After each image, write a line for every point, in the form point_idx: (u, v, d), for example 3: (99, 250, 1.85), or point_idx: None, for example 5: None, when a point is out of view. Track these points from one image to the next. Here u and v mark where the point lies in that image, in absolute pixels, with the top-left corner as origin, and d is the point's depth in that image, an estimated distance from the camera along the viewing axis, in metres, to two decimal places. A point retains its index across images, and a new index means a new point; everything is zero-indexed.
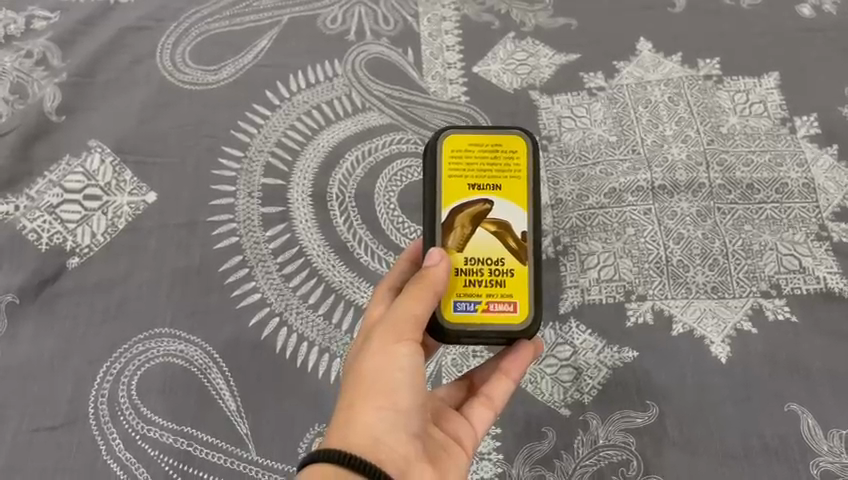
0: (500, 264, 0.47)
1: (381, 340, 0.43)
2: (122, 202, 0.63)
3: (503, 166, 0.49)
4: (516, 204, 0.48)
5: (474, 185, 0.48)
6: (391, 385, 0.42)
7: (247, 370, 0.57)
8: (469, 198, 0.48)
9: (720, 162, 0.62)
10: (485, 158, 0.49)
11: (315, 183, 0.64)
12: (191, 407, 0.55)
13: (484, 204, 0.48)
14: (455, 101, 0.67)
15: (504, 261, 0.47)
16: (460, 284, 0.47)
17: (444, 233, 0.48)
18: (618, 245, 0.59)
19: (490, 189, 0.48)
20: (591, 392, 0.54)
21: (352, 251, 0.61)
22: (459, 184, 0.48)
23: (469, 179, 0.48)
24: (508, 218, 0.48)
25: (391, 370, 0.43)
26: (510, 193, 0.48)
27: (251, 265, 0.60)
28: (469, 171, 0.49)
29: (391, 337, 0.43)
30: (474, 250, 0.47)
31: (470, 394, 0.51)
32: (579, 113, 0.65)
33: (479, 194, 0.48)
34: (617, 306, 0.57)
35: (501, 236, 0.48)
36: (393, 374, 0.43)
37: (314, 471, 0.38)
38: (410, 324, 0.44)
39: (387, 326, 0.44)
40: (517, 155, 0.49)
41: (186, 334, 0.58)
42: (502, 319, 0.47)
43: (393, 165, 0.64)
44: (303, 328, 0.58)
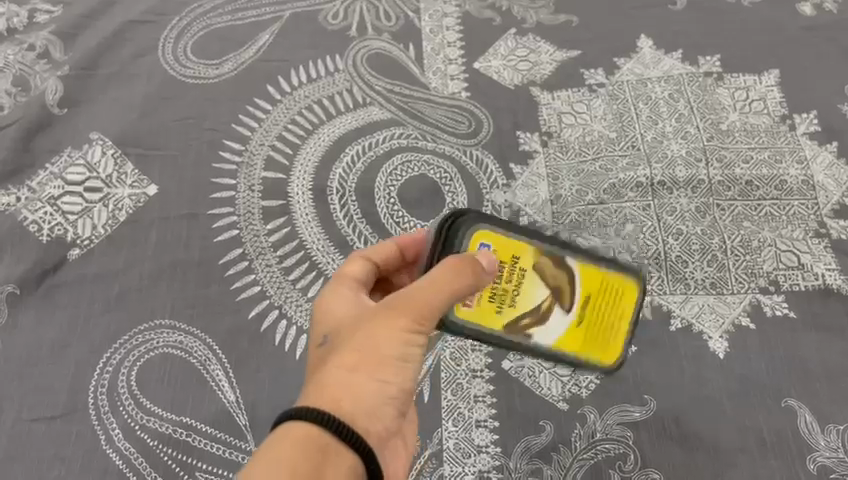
0: (516, 300, 0.46)
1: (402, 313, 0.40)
2: (123, 195, 0.63)
3: (599, 337, 0.49)
4: (561, 334, 0.47)
5: (590, 293, 0.48)
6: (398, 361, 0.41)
7: (246, 362, 0.57)
8: (578, 281, 0.47)
9: (719, 158, 0.62)
10: (610, 297, 0.49)
11: (316, 177, 0.64)
12: (190, 398, 0.56)
13: (568, 303, 0.47)
14: (456, 96, 0.67)
15: (515, 303, 0.46)
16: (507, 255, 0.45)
17: (556, 254, 0.46)
18: (617, 240, 0.60)
19: (584, 304, 0.48)
20: (589, 386, 0.55)
21: (352, 244, 0.61)
22: (585, 284, 0.47)
23: (590, 289, 0.48)
24: (550, 324, 0.47)
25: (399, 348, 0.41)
26: (557, 351, 0.47)
27: (251, 257, 0.60)
28: (602, 312, 0.48)
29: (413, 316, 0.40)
30: (531, 279, 0.46)
31: None
32: (579, 109, 0.66)
33: (575, 303, 0.47)
34: None
35: (541, 305, 0.47)
36: (404, 353, 0.41)
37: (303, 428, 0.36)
38: (439, 308, 0.41)
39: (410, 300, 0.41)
40: (608, 354, 0.50)
41: (186, 326, 0.58)
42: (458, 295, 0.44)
43: (394, 159, 0.65)
44: (302, 320, 0.58)
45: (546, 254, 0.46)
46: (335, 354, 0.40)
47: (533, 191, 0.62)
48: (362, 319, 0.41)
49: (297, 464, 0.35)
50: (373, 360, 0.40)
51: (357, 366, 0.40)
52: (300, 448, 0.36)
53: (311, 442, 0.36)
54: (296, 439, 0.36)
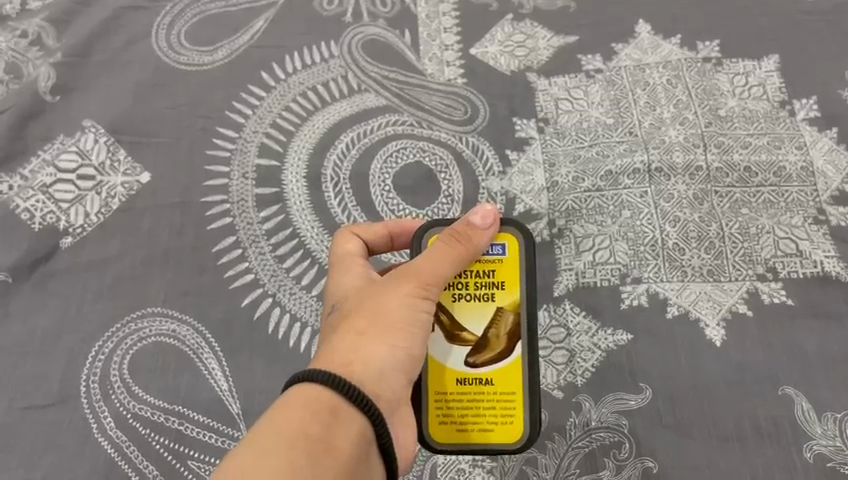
0: (460, 299, 0.48)
1: (404, 280, 0.44)
2: (116, 182, 0.63)
3: (454, 411, 0.47)
4: (447, 366, 0.47)
5: (501, 388, 0.47)
6: (405, 325, 0.43)
7: (240, 350, 0.56)
8: (500, 362, 0.47)
9: (718, 144, 0.62)
10: (485, 419, 0.47)
11: (310, 164, 0.63)
12: (182, 387, 0.55)
13: (482, 363, 0.47)
14: (451, 82, 0.66)
15: (454, 302, 0.48)
16: (500, 273, 0.48)
17: (518, 333, 0.48)
18: (614, 227, 0.59)
19: (485, 380, 0.47)
20: (585, 374, 0.54)
21: None
22: (506, 383, 0.47)
23: (500, 385, 0.47)
24: (453, 348, 0.47)
25: (405, 313, 0.43)
26: (441, 378, 0.47)
27: (245, 245, 0.60)
28: (497, 407, 0.47)
29: (415, 282, 0.44)
30: (485, 309, 0.48)
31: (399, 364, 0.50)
32: (576, 96, 0.65)
33: (484, 369, 0.47)
34: (612, 288, 0.57)
35: (464, 329, 0.47)
36: (410, 317, 0.44)
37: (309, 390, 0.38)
38: (439, 274, 0.45)
39: (410, 269, 0.44)
40: (446, 425, 0.47)
41: (179, 314, 0.58)
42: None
43: (389, 146, 0.64)
44: (296, 308, 0.58)
45: (517, 317, 0.48)
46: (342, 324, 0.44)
47: (529, 178, 0.62)
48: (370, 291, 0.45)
49: (307, 425, 0.37)
50: (379, 322, 0.43)
51: (363, 329, 0.43)
52: (311, 409, 0.38)
53: (320, 403, 0.38)
54: (306, 401, 0.38)
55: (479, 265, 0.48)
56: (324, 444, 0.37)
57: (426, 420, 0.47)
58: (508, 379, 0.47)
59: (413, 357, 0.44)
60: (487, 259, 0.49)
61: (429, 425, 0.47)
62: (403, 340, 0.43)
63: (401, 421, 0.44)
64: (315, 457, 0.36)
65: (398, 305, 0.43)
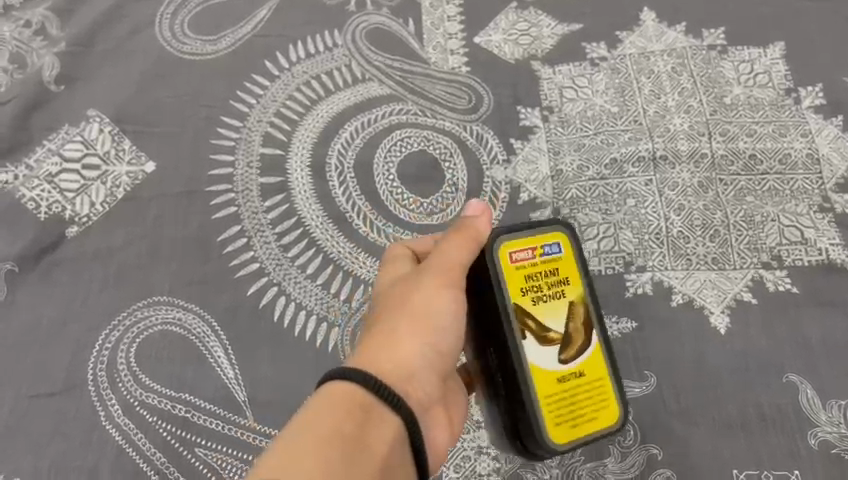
0: (538, 302, 0.47)
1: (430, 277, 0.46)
2: (121, 172, 0.63)
3: (562, 409, 0.46)
4: (544, 369, 0.46)
5: (593, 375, 0.47)
6: (432, 323, 0.45)
7: (245, 338, 0.57)
8: (586, 353, 0.47)
9: (723, 132, 0.62)
10: (590, 410, 0.47)
11: (314, 153, 0.64)
12: (189, 375, 0.56)
13: (572, 357, 0.47)
14: (455, 71, 0.66)
15: (534, 306, 0.46)
16: (564, 270, 0.48)
17: (592, 320, 0.48)
18: (618, 216, 0.59)
19: (579, 372, 0.47)
20: None
21: (351, 221, 0.61)
22: (594, 370, 0.47)
23: (591, 372, 0.47)
24: (545, 351, 0.46)
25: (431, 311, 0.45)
26: (543, 381, 0.46)
27: (250, 234, 0.60)
28: (594, 395, 0.47)
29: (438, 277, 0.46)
30: (561, 307, 0.47)
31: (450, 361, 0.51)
32: (581, 84, 0.65)
33: (576, 362, 0.47)
34: (616, 276, 0.57)
35: (548, 330, 0.46)
36: (436, 315, 0.45)
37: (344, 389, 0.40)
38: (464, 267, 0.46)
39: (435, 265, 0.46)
40: (561, 425, 0.46)
41: (185, 303, 0.58)
42: (508, 258, 0.47)
43: (393, 135, 0.64)
44: (301, 296, 0.58)
45: (587, 306, 0.48)
46: (375, 325, 0.46)
47: (533, 166, 0.62)
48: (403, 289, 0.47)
49: (339, 423, 0.38)
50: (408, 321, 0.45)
51: (397, 330, 0.45)
52: (347, 408, 0.39)
53: (351, 403, 0.39)
54: (336, 401, 0.39)
55: (543, 265, 0.47)
56: (357, 443, 0.38)
57: (543, 424, 0.45)
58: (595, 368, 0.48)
59: (443, 354, 0.46)
60: (550, 259, 0.48)
61: (546, 430, 0.45)
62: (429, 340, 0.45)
63: (432, 417, 0.47)
64: (348, 456, 0.37)
65: (429, 305, 0.46)
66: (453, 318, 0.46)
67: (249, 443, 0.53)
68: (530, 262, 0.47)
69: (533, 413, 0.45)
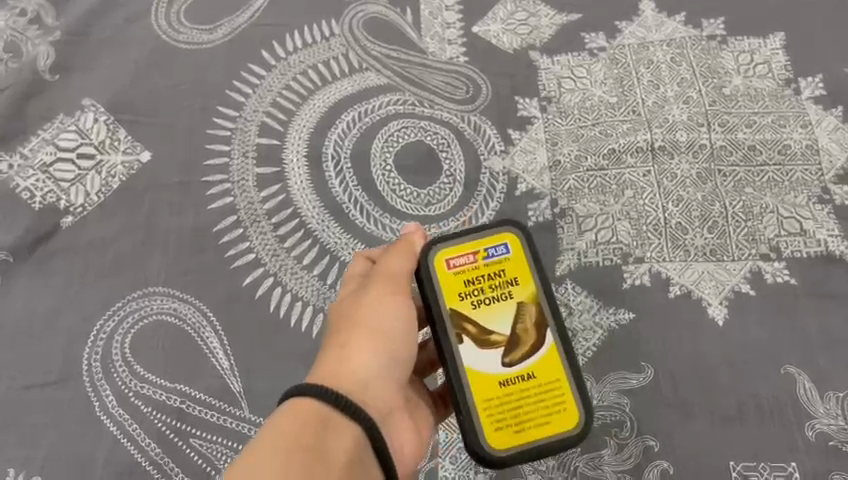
0: (479, 305, 0.48)
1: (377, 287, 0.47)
2: (116, 161, 0.62)
3: (506, 413, 0.46)
4: (486, 373, 0.46)
5: (545, 376, 0.47)
6: (382, 331, 0.46)
7: (241, 329, 0.56)
8: (537, 354, 0.47)
9: (722, 123, 0.61)
10: (539, 415, 0.47)
11: (310, 143, 0.63)
12: (185, 365, 0.55)
13: (520, 359, 0.47)
14: (453, 61, 0.66)
15: (475, 310, 0.48)
16: (510, 273, 0.49)
17: (543, 320, 0.48)
18: (616, 207, 0.59)
19: (529, 374, 0.47)
20: (586, 353, 0.54)
21: (348, 212, 0.60)
22: (547, 372, 0.47)
23: (544, 373, 0.47)
24: (488, 354, 0.47)
25: (380, 317, 0.46)
26: (483, 385, 0.46)
27: (245, 225, 0.60)
28: (548, 398, 0.47)
29: (385, 286, 0.47)
30: (507, 310, 0.48)
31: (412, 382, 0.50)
32: (579, 74, 0.64)
33: (523, 364, 0.47)
34: (614, 268, 0.57)
35: (490, 333, 0.47)
36: (385, 321, 0.46)
37: (299, 404, 0.40)
38: (407, 273, 0.48)
39: (381, 275, 0.48)
40: (502, 431, 0.46)
41: (180, 293, 0.57)
42: (446, 264, 0.48)
43: (390, 125, 0.64)
44: (297, 287, 0.57)
45: (538, 306, 0.48)
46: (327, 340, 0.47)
47: (531, 157, 0.61)
48: (354, 304, 0.48)
49: (302, 434, 0.38)
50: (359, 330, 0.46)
51: (349, 337, 0.46)
52: (306, 423, 0.39)
53: (312, 416, 0.40)
54: (297, 414, 0.39)
55: (487, 268, 0.49)
56: (318, 452, 0.38)
57: (481, 429, 0.46)
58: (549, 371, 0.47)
59: (397, 360, 0.46)
60: (494, 261, 0.49)
61: (485, 435, 0.46)
62: (383, 345, 0.46)
63: (395, 425, 0.46)
64: (310, 465, 0.37)
65: (376, 311, 0.47)
66: (401, 319, 0.47)
67: (244, 434, 0.53)
68: (471, 266, 0.48)
69: (473, 419, 0.46)
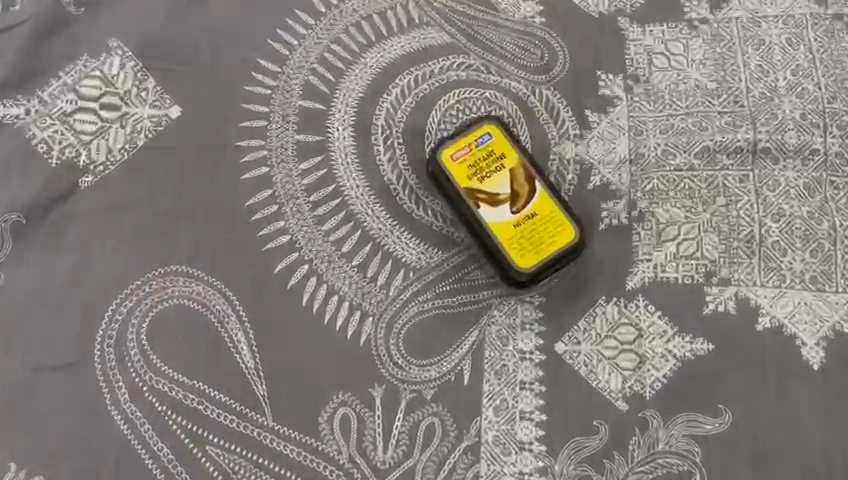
0: (485, 178, 0.51)
1: None
2: (143, 115, 0.56)
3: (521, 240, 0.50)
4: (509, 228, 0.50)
5: (556, 238, 0.50)
6: None
7: (268, 320, 0.50)
8: (535, 194, 0.51)
9: (840, 125, 0.52)
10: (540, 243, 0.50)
11: (359, 110, 0.56)
12: (203, 362, 0.49)
13: (522, 206, 0.50)
14: (527, 21, 0.58)
15: (480, 182, 0.51)
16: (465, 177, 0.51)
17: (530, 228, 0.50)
18: (704, 216, 0.51)
19: (529, 217, 0.50)
20: (654, 386, 0.48)
21: (394, 195, 0.54)
22: (548, 216, 0.50)
23: (539, 232, 0.50)
24: (496, 209, 0.50)
25: None
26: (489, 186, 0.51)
27: (281, 201, 0.53)
28: (553, 232, 0.50)
29: None
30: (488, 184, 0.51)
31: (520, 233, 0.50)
32: (674, 50, 0.56)
33: (524, 211, 0.50)
34: (695, 288, 0.50)
35: (500, 194, 0.50)
36: None
37: None
38: None
39: None
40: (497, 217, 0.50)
41: (206, 275, 0.51)
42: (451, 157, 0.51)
43: (451, 94, 0.56)
44: (335, 280, 0.51)
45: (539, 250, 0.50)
46: None
47: (610, 145, 0.54)
48: None
49: None
50: None
51: None
52: None
53: None
54: None
55: (479, 155, 0.51)
56: None
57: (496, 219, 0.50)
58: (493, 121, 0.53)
59: None
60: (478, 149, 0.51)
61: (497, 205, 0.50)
62: None
63: None
64: None
65: None
66: None
67: (266, 445, 0.48)
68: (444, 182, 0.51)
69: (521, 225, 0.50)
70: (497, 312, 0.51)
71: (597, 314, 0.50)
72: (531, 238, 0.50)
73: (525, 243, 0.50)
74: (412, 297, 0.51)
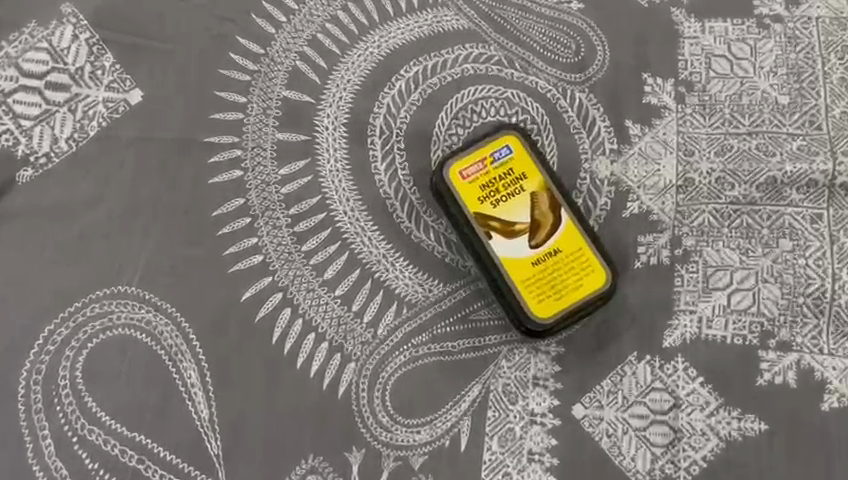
0: (500, 203, 0.42)
1: None
2: (97, 99, 0.47)
3: (543, 283, 0.41)
4: (528, 267, 0.41)
5: (583, 282, 0.41)
6: None
7: (229, 361, 0.42)
8: (560, 225, 0.42)
9: None
10: (564, 288, 0.41)
11: (355, 105, 0.47)
12: (146, 409, 0.41)
13: (543, 240, 0.41)
14: (562, 7, 0.48)
15: (493, 207, 0.42)
16: (477, 199, 0.42)
17: (552, 268, 0.41)
18: (764, 262, 0.42)
19: (551, 255, 0.41)
20: (690, 469, 0.40)
21: (391, 212, 0.45)
22: (574, 255, 0.41)
23: (563, 274, 0.41)
24: (511, 241, 0.41)
25: None
26: (506, 213, 0.42)
27: (255, 213, 0.45)
28: (579, 276, 0.41)
29: None
30: (504, 210, 0.42)
31: (540, 275, 0.41)
32: (739, 53, 0.46)
33: (545, 247, 0.41)
34: (746, 352, 0.41)
35: (517, 224, 0.42)
36: None
37: None
38: None
39: None
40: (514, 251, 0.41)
41: (158, 300, 0.43)
42: (460, 174, 0.42)
43: (464, 92, 0.47)
44: (312, 313, 0.43)
45: (563, 296, 0.41)
46: None
47: (654, 166, 0.44)
48: None
49: None
50: None
51: None
52: None
53: None
54: None
55: (495, 173, 0.42)
56: None
57: (513, 254, 0.41)
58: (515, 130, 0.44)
59: None
60: (494, 165, 0.43)
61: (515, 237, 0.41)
62: None
63: None
64: None
65: None
66: None
67: None
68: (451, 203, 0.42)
69: (542, 265, 0.41)
70: (506, 362, 0.43)
71: (626, 374, 0.42)
72: (553, 281, 0.41)
73: (546, 286, 0.41)
74: (404, 340, 0.43)
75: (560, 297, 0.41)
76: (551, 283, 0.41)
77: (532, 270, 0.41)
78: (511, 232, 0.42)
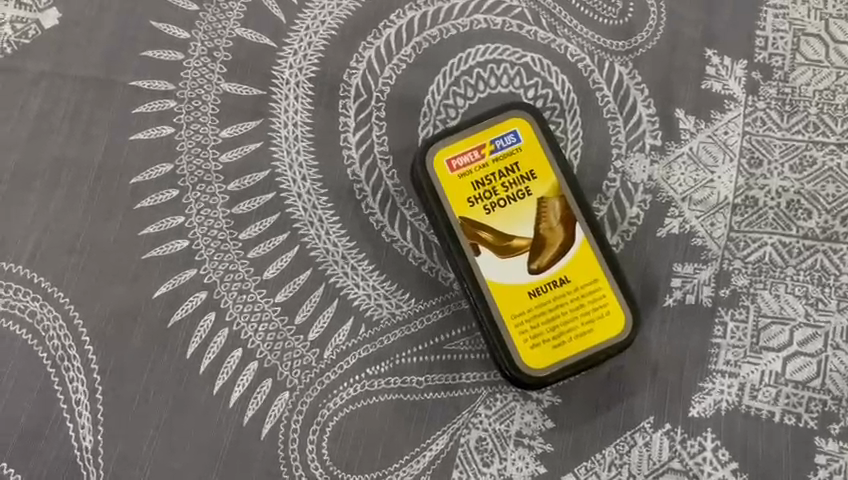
0: (496, 208, 0.32)
1: None
2: (3, 18, 0.36)
3: (541, 322, 0.31)
4: (524, 297, 0.31)
5: (593, 325, 0.31)
6: None
7: (129, 375, 0.33)
8: (572, 246, 0.32)
9: None
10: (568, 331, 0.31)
11: (327, 56, 0.36)
12: (12, 427, 0.33)
13: (547, 265, 0.32)
14: None
15: (487, 214, 0.32)
16: (468, 200, 0.32)
17: (555, 303, 0.31)
18: (836, 319, 0.33)
19: (555, 285, 0.31)
20: None
21: (358, 198, 0.35)
22: (585, 288, 0.32)
23: (568, 313, 0.31)
24: (505, 261, 0.31)
25: None
26: (503, 223, 0.32)
27: (184, 185, 0.35)
28: (589, 316, 0.31)
29: None
30: (501, 218, 0.32)
31: (539, 310, 0.31)
32: (838, 34, 0.35)
33: (548, 273, 0.31)
34: (798, 437, 0.32)
35: (515, 240, 0.32)
36: None
37: None
38: None
39: None
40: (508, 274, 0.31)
41: (49, 287, 0.34)
42: (449, 164, 0.32)
43: (471, 51, 0.36)
44: (243, 322, 0.33)
45: (566, 341, 0.31)
46: None
47: (707, 176, 0.34)
48: None
49: None
50: None
51: None
52: None
53: None
54: None
55: (494, 168, 0.32)
56: None
57: (507, 278, 0.31)
58: (527, 110, 0.33)
59: None
60: (495, 157, 0.32)
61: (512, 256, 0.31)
62: None
63: None
64: None
65: None
66: None
67: None
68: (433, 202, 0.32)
69: (543, 297, 0.31)
70: (484, 410, 0.33)
71: (637, 445, 0.32)
72: (554, 321, 0.31)
73: (545, 326, 0.31)
74: (355, 369, 0.33)
75: (561, 343, 0.31)
76: (553, 323, 0.31)
77: (529, 303, 0.31)
78: (508, 249, 0.31)
